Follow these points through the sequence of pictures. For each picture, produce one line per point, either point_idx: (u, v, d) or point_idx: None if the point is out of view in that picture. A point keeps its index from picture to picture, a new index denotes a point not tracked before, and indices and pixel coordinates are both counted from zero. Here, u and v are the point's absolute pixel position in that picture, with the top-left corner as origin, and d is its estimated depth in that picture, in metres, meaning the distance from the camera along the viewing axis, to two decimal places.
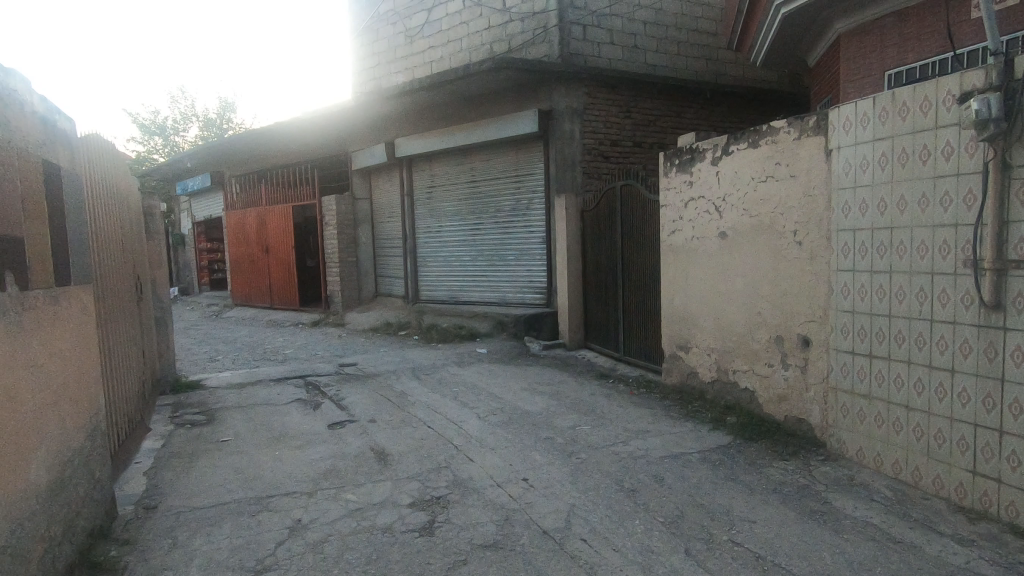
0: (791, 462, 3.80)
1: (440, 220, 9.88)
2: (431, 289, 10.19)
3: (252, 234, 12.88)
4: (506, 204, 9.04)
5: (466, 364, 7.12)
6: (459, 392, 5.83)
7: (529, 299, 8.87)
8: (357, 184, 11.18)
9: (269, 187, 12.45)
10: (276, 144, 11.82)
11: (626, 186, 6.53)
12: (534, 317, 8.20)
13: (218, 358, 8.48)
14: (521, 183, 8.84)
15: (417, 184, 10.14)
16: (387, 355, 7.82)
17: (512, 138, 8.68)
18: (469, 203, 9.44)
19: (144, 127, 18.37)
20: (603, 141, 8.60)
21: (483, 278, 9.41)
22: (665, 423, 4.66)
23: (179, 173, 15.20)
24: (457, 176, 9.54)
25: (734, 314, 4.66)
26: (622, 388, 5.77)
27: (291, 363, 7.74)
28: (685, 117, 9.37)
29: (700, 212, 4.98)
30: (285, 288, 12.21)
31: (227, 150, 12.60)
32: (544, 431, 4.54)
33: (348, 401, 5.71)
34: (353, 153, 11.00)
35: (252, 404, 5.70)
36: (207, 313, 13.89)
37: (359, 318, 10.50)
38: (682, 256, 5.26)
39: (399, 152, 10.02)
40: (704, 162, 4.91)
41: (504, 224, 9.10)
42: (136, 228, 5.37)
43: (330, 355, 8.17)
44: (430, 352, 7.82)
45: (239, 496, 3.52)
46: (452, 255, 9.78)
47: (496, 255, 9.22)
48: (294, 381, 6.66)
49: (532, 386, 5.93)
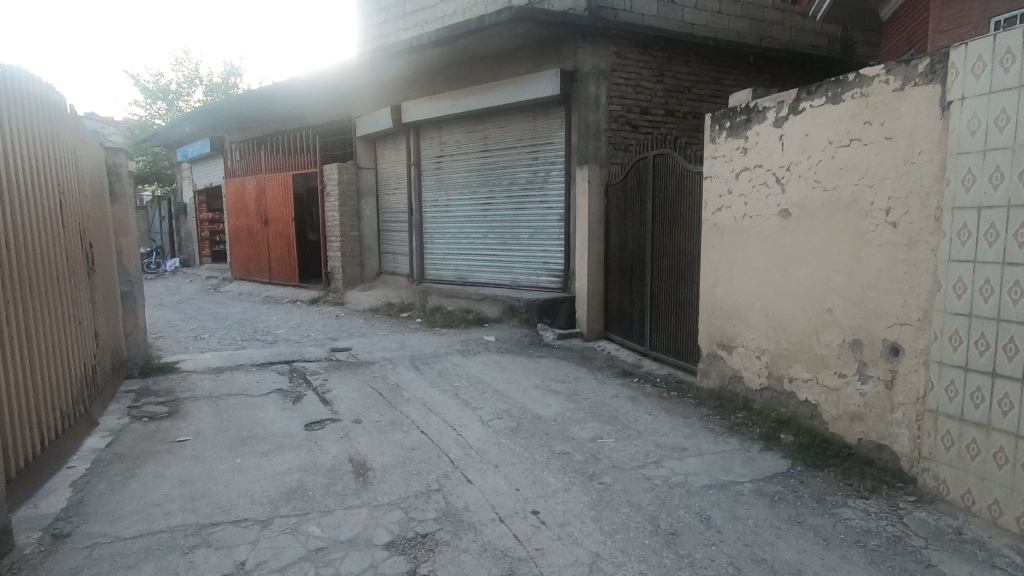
0: (873, 502, 3.00)
1: (448, 193, 9.06)
2: (438, 268, 9.42)
3: (251, 203, 12.17)
4: (521, 176, 8.18)
5: (471, 354, 6.37)
6: (460, 388, 5.08)
7: (543, 281, 8.08)
8: (362, 153, 10.40)
9: (269, 154, 11.69)
10: (276, 106, 11.02)
11: (660, 155, 5.66)
12: (549, 303, 7.41)
13: (204, 336, 7.82)
14: (538, 154, 7.97)
15: (425, 154, 9.30)
16: (385, 340, 7.10)
17: (530, 102, 7.79)
18: (481, 174, 8.60)
19: (147, 90, 17.66)
20: (632, 108, 7.68)
21: (494, 258, 8.61)
22: (704, 439, 3.88)
23: (180, 138, 14.52)
24: (467, 144, 8.69)
25: (794, 310, 3.84)
26: (649, 391, 4.98)
27: (279, 346, 7.05)
28: (724, 84, 8.39)
29: (755, 185, 4.13)
30: (285, 262, 11.50)
31: (226, 113, 11.85)
32: (558, 444, 3.78)
33: (334, 394, 4.99)
34: (358, 119, 10.18)
35: (226, 394, 5.01)
36: (204, 287, 13.27)
37: (359, 297, 9.80)
38: (729, 237, 4.42)
39: (405, 117, 9.17)
40: (763, 123, 4.04)
41: (517, 198, 8.26)
42: (88, 187, 4.61)
43: (324, 337, 7.47)
44: (432, 338, 7.08)
45: (176, 523, 2.82)
46: (461, 231, 8.98)
47: (508, 233, 8.40)
48: (278, 367, 5.96)
49: (544, 383, 5.16)
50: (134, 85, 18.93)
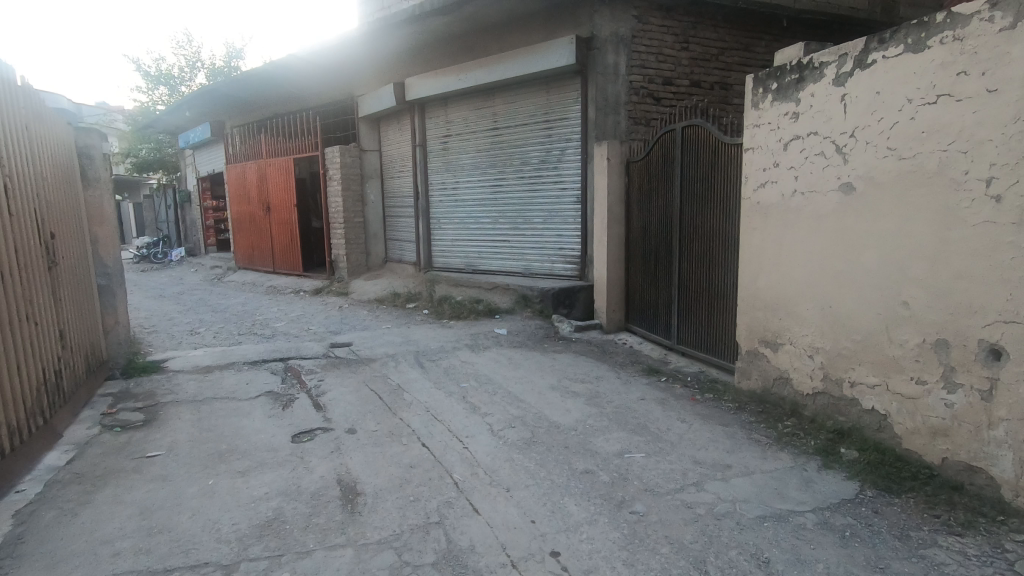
0: (971, 541, 2.44)
1: (456, 175, 8.49)
2: (446, 255, 8.88)
3: (252, 190, 11.71)
4: (533, 155, 7.59)
5: (480, 349, 5.84)
6: (468, 390, 4.56)
7: (558, 269, 7.51)
8: (365, 134, 9.86)
9: (268, 137, 11.16)
10: (275, 86, 10.47)
11: (690, 127, 5.04)
12: (565, 292, 6.86)
13: (199, 330, 7.39)
14: (552, 130, 7.36)
15: (431, 133, 8.73)
16: (388, 334, 6.59)
17: (542, 74, 7.17)
18: (491, 154, 8.01)
19: (148, 75, 17.20)
20: (655, 79, 7.03)
21: (505, 245, 8.05)
22: (751, 454, 3.33)
23: (180, 123, 14.07)
24: (475, 121, 8.10)
25: (857, 303, 3.25)
26: (680, 392, 4.42)
27: (276, 341, 6.58)
28: (754, 51, 7.66)
29: (808, 157, 3.53)
30: (288, 250, 11.08)
31: (225, 94, 11.35)
32: (580, 460, 3.26)
33: (328, 398, 4.50)
34: (360, 98, 9.61)
35: (210, 398, 4.55)
36: (208, 277, 12.90)
37: (365, 287, 9.32)
38: (775, 218, 3.82)
39: (409, 94, 8.59)
40: (820, 81, 3.42)
41: (530, 179, 7.67)
42: (47, 168, 4.10)
43: (324, 331, 7.00)
44: (439, 331, 6.57)
45: (123, 569, 2.35)
46: (470, 215, 8.42)
47: (520, 217, 7.82)
48: (272, 365, 5.49)
49: (562, 384, 4.62)
50: (135, 71, 18.50)
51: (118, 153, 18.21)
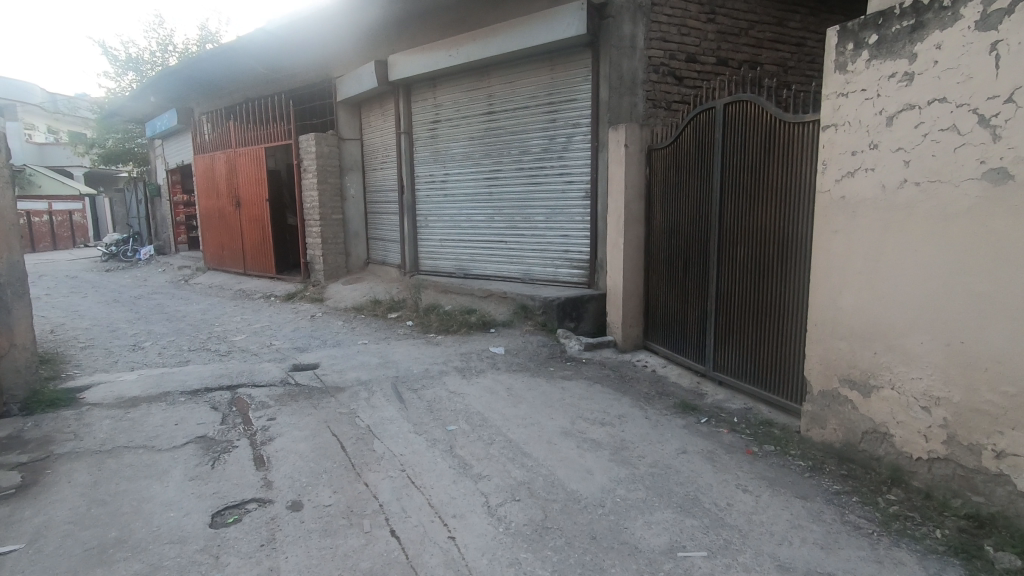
0: None
1: (445, 167, 7.48)
2: (434, 258, 7.87)
3: (221, 182, 10.60)
4: (534, 142, 6.57)
5: (473, 375, 4.83)
6: (458, 437, 3.55)
7: (562, 274, 6.52)
8: (344, 121, 8.83)
9: (238, 123, 10.04)
10: (244, 66, 9.37)
11: (734, 104, 4.07)
12: (572, 303, 5.90)
13: (145, 345, 6.31)
14: (557, 115, 6.36)
15: (418, 119, 7.71)
16: (364, 352, 5.56)
17: (546, 48, 6.16)
18: (486, 142, 6.99)
19: (116, 61, 16.01)
20: (677, 54, 6.03)
21: (502, 247, 7.04)
22: (856, 554, 2.35)
23: (146, 109, 12.90)
24: (468, 104, 7.09)
25: (1011, 338, 2.29)
26: (730, 441, 3.44)
27: (230, 361, 5.53)
28: (788, 25, 6.68)
29: (927, 133, 2.56)
30: (260, 250, 10.00)
31: (191, 76, 10.23)
32: (615, 567, 2.27)
33: (275, 448, 3.48)
34: (338, 80, 8.56)
35: (121, 447, 3.51)
36: (175, 278, 11.77)
37: (342, 292, 8.29)
38: (869, 217, 2.86)
39: (393, 74, 7.55)
40: (951, 27, 2.45)
41: (530, 171, 6.66)
42: None
43: (289, 347, 5.95)
44: (424, 350, 5.55)
45: None
46: (462, 213, 7.40)
47: (519, 215, 6.81)
48: (215, 396, 4.44)
49: (577, 429, 3.62)
50: (101, 56, 17.24)
51: (84, 143, 16.99)
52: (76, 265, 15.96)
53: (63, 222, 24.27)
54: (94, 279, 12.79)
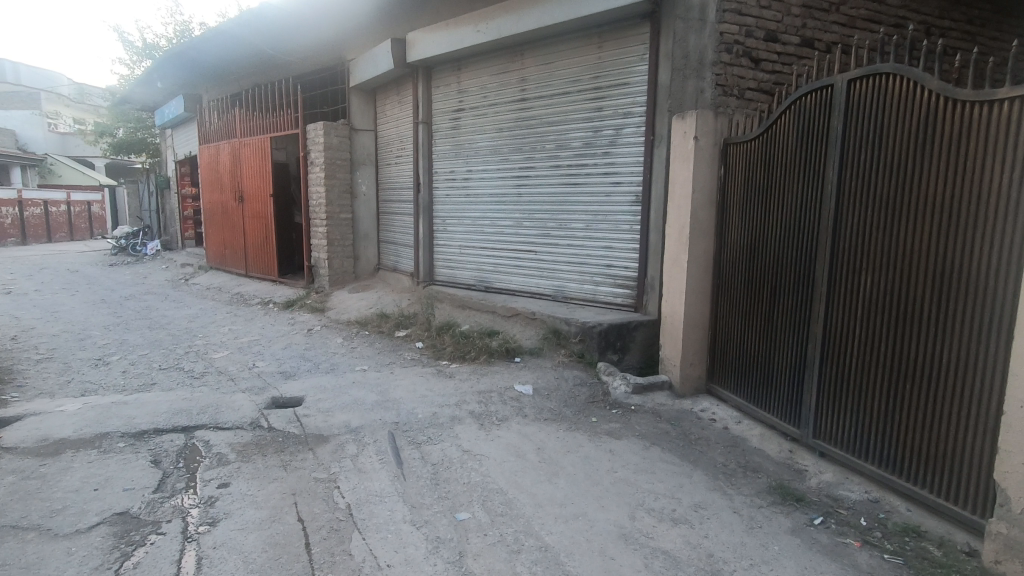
0: None
1: (468, 162, 6.46)
2: (452, 266, 6.85)
3: (225, 174, 9.76)
4: (573, 135, 5.51)
5: (492, 425, 3.78)
6: (471, 535, 2.51)
7: (603, 293, 5.45)
8: (357, 109, 7.93)
9: (243, 111, 9.18)
10: (251, 48, 8.52)
11: (867, 80, 2.99)
12: (616, 331, 4.86)
13: (111, 360, 5.40)
14: (604, 102, 5.29)
15: (439, 107, 6.72)
16: (361, 383, 4.54)
17: (593, 20, 5.11)
18: (517, 134, 5.96)
19: (132, 47, 15.38)
20: (755, 31, 4.86)
21: (531, 257, 6.00)
22: None
23: (155, 95, 12.17)
24: (498, 89, 6.09)
25: None
26: (870, 569, 2.35)
27: (200, 387, 4.57)
28: (886, 2, 5.52)
29: None
30: (262, 250, 9.11)
31: (197, 59, 9.43)
32: None
33: (214, 540, 2.49)
34: (353, 63, 7.65)
35: (7, 528, 2.55)
36: (175, 277, 10.96)
37: (347, 302, 7.33)
38: None
39: (411, 54, 6.59)
40: None
41: (568, 168, 5.59)
42: None
43: (274, 371, 4.97)
44: (434, 383, 4.52)
45: None
46: (485, 216, 6.37)
47: (552, 221, 5.77)
48: (162, 443, 3.47)
49: (639, 531, 2.56)
50: (120, 42, 16.66)
51: (97, 132, 16.42)
52: (83, 258, 15.33)
53: (81, 212, 23.93)
54: (94, 274, 12.06)
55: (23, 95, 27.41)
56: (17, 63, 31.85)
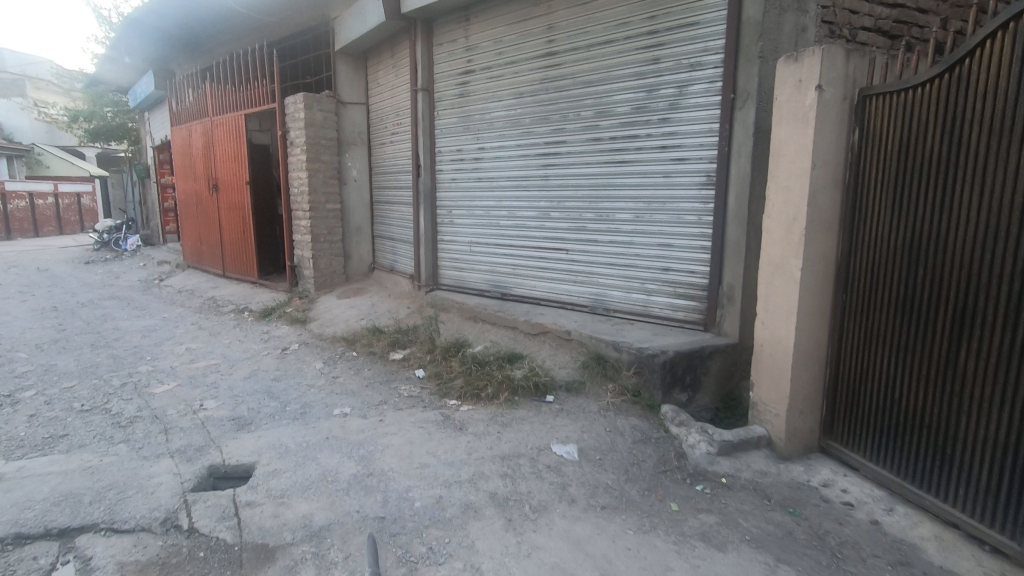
0: None
1: (480, 138, 5.15)
2: (461, 268, 5.56)
3: (198, 159, 8.47)
4: (617, 97, 4.19)
5: (526, 521, 2.51)
6: None
7: (659, 306, 4.15)
8: (344, 79, 6.64)
9: (215, 85, 7.90)
10: (219, 11, 7.19)
11: None
12: (684, 361, 3.57)
13: (22, 399, 4.16)
14: (661, 51, 3.95)
15: (442, 70, 5.41)
16: (337, 440, 3.28)
17: None
18: (542, 99, 4.65)
19: (105, 21, 14.01)
20: None
21: (562, 258, 4.71)
22: None
23: (126, 71, 10.87)
24: (516, 42, 4.77)
25: None
26: None
27: (118, 445, 3.33)
28: None
29: None
30: (239, 247, 7.86)
31: (162, 25, 8.12)
32: None
33: None
34: (338, 21, 6.35)
35: None
36: (149, 277, 9.74)
37: (335, 311, 6.08)
38: None
39: (406, 3, 5.24)
40: None
41: (610, 141, 4.27)
42: None
43: (225, 416, 3.71)
44: (439, 438, 3.25)
45: None
46: (502, 205, 5.08)
47: (590, 211, 4.47)
48: (15, 568, 2.22)
49: None
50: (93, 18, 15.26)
51: (71, 117, 15.11)
52: (60, 255, 14.13)
53: (69, 205, 22.76)
54: (63, 273, 10.87)
55: (7, 82, 26.25)
56: (3, 50, 30.59)
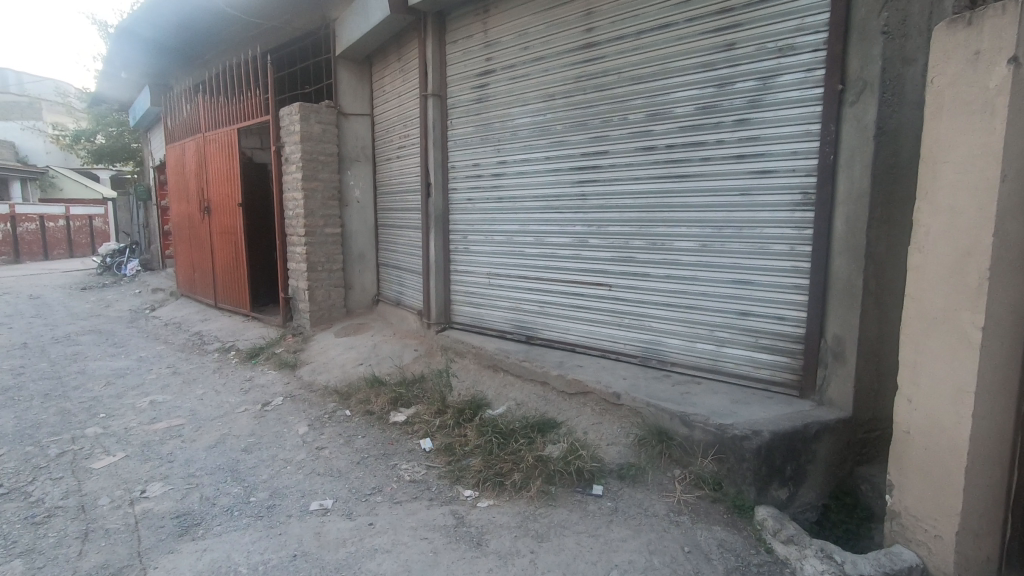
0: None
1: (501, 150, 4.29)
2: (478, 304, 4.66)
3: (191, 179, 7.75)
4: (676, 94, 3.31)
5: None
6: None
7: (735, 361, 3.20)
8: (346, 87, 5.88)
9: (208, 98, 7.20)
10: (211, 16, 6.51)
11: None
12: (785, 445, 2.60)
13: None
14: (737, 34, 3.06)
15: (457, 71, 4.59)
16: (308, 559, 2.37)
17: None
18: (577, 101, 3.79)
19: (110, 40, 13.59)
20: None
21: (603, 295, 3.79)
22: None
23: (126, 88, 10.32)
24: (545, 33, 3.94)
25: None
26: None
27: (12, 562, 2.43)
28: None
29: None
30: (231, 275, 7.08)
31: (154, 35, 7.48)
32: None
33: None
34: (340, 21, 5.60)
35: None
36: (140, 307, 8.99)
37: (330, 352, 5.21)
38: None
39: None
40: None
41: (667, 150, 3.37)
42: None
43: (169, 511, 2.81)
44: (448, 559, 2.32)
45: None
46: (527, 230, 4.20)
47: (639, 237, 3.56)
48: None
49: None
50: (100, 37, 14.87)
51: (75, 137, 14.65)
52: (59, 280, 13.52)
53: (81, 227, 22.43)
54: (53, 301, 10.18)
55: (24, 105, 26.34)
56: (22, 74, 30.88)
